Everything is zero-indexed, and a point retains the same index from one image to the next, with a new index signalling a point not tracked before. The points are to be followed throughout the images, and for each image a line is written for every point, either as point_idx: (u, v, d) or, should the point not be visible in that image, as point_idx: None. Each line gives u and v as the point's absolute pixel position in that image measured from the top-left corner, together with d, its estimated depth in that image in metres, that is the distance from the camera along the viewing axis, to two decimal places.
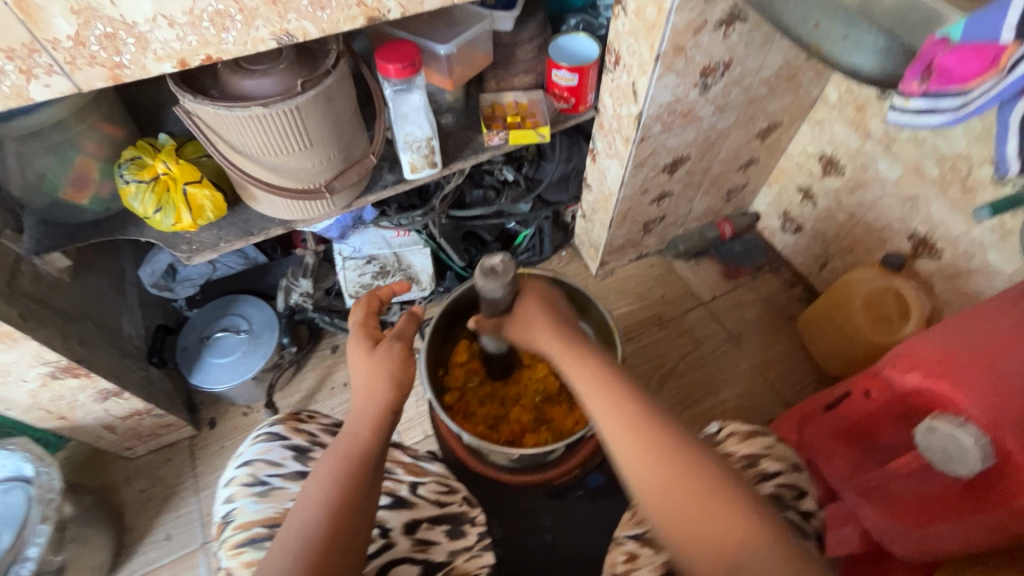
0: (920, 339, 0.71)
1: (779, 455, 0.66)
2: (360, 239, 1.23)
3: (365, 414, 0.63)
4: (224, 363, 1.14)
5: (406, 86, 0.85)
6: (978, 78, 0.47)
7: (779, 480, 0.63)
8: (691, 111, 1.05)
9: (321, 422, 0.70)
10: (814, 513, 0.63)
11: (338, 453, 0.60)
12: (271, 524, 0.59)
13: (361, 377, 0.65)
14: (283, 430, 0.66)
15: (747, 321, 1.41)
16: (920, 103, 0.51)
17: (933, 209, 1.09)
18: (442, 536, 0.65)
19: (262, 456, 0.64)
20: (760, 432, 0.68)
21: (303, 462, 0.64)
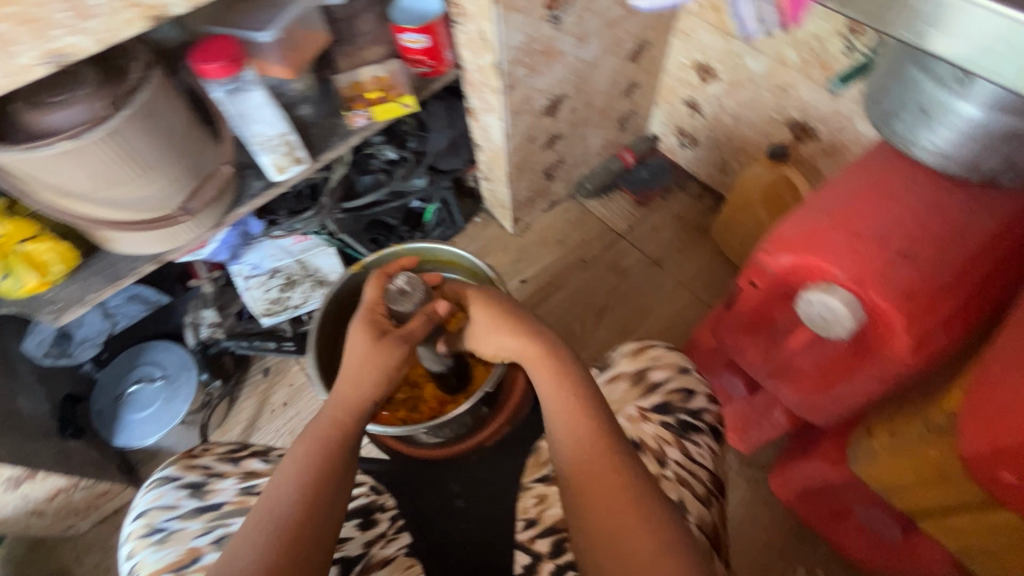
0: (790, 218, 0.70)
1: (666, 363, 0.70)
2: (257, 255, 1.15)
3: (343, 399, 0.63)
4: (146, 417, 1.09)
5: (238, 84, 0.79)
6: None
7: (668, 386, 0.68)
8: (551, 48, 1.03)
9: (217, 452, 0.69)
10: (705, 408, 0.67)
11: (316, 437, 0.61)
12: (176, 568, 0.58)
13: (355, 360, 0.63)
14: (176, 471, 0.66)
15: (665, 243, 1.43)
16: None
17: (802, 93, 1.11)
18: (355, 530, 0.66)
19: (156, 503, 0.63)
20: (649, 345, 0.72)
21: (199, 497, 0.64)
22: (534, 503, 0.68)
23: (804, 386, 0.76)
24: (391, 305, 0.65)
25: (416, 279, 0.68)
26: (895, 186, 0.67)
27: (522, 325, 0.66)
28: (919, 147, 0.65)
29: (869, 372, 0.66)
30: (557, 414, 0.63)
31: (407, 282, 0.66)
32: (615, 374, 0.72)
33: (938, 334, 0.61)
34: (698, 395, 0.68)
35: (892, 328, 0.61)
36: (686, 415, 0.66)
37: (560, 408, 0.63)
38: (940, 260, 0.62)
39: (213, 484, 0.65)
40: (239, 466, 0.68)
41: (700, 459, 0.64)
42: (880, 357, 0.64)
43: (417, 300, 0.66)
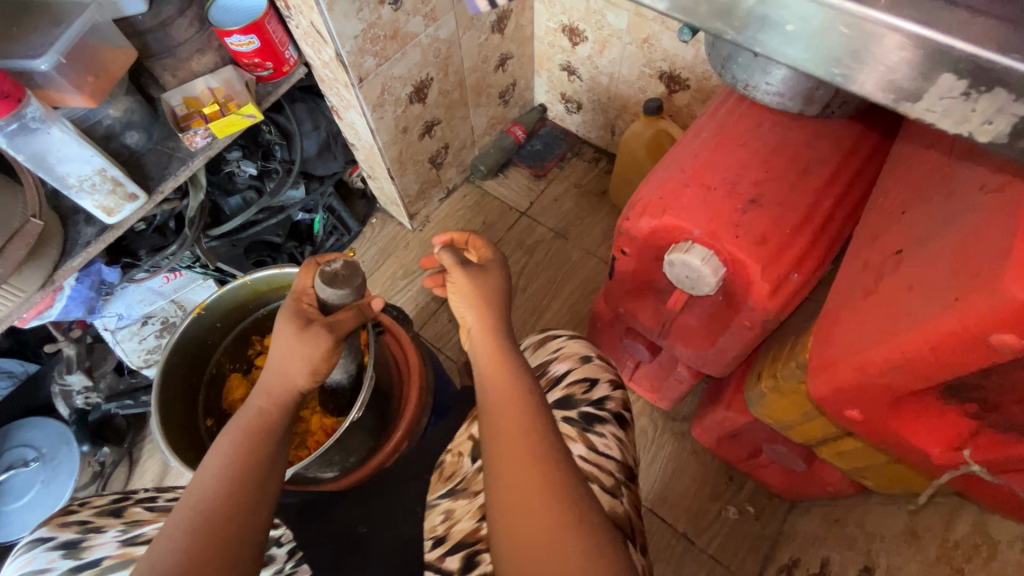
0: (647, 182, 0.68)
1: (568, 354, 0.72)
2: (122, 303, 1.03)
3: (270, 389, 0.59)
4: (25, 503, 0.98)
5: (23, 125, 0.68)
6: None
7: (569, 378, 0.69)
8: (398, 31, 0.96)
9: (95, 508, 0.66)
10: (608, 396, 0.68)
11: (243, 425, 0.56)
12: None
13: (282, 352, 0.59)
14: (48, 532, 0.61)
15: (567, 214, 1.42)
16: None
17: (664, 44, 1.10)
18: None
19: (26, 568, 0.58)
20: (552, 336, 0.75)
21: (74, 557, 0.59)
22: (441, 519, 0.62)
23: (694, 343, 0.76)
24: (323, 294, 0.62)
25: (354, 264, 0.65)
26: (739, 133, 0.67)
27: (479, 295, 0.65)
28: (756, 90, 0.63)
29: (738, 322, 0.66)
30: (488, 379, 0.61)
31: (344, 267, 0.64)
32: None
33: (793, 275, 0.61)
34: (599, 384, 0.68)
35: (750, 280, 0.60)
36: (588, 407, 0.66)
37: (492, 374, 0.61)
38: (785, 202, 0.62)
39: (90, 539, 0.61)
40: (120, 517, 0.65)
41: (607, 450, 0.63)
42: (744, 310, 0.64)
43: (353, 288, 0.63)
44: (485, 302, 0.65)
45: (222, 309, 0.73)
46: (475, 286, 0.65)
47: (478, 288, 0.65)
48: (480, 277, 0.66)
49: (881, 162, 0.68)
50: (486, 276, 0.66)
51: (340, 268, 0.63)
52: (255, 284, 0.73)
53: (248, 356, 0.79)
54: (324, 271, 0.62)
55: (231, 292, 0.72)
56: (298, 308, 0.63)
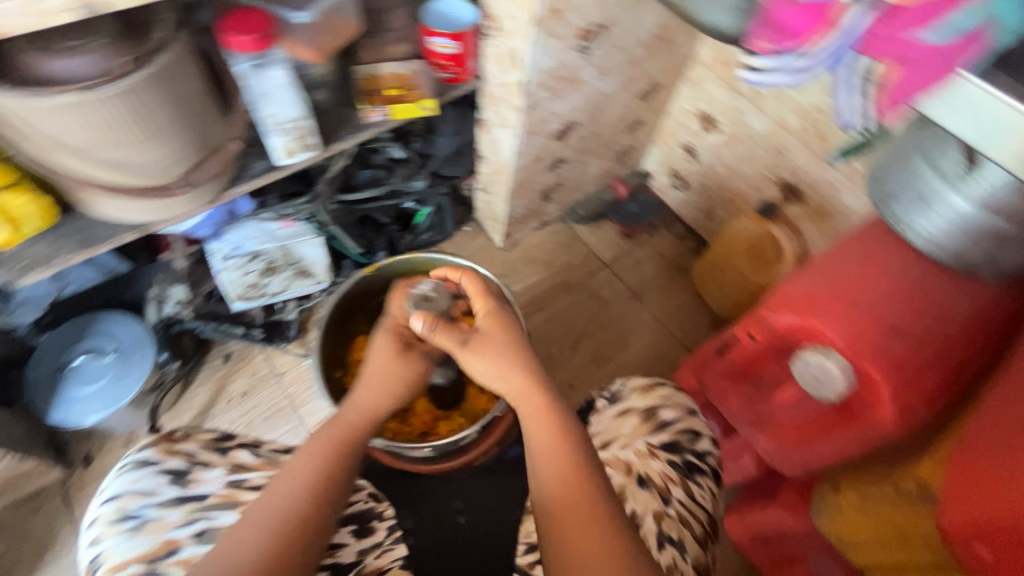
0: (792, 281, 0.74)
1: (676, 403, 0.74)
2: (239, 235, 1.11)
3: (361, 407, 0.63)
4: (92, 393, 1.01)
5: (264, 62, 0.75)
6: (810, 34, 0.56)
7: (677, 426, 0.72)
8: (576, 76, 1.04)
9: (201, 440, 0.67)
10: (710, 451, 0.71)
11: (327, 436, 0.60)
12: (148, 559, 0.57)
13: (379, 372, 0.64)
14: (155, 455, 0.64)
15: (647, 279, 1.48)
16: (768, 61, 0.59)
17: (797, 158, 1.18)
18: (350, 537, 0.62)
19: (132, 487, 0.61)
20: (660, 384, 0.76)
21: (180, 487, 0.62)
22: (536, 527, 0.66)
23: (782, 438, 0.79)
24: (416, 321, 0.62)
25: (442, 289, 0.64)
26: (887, 262, 0.72)
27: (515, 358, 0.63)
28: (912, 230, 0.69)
29: (849, 435, 0.71)
30: (541, 452, 0.60)
31: None
32: (626, 408, 0.74)
33: (920, 407, 0.66)
34: (704, 437, 0.72)
35: (879, 399, 0.66)
36: (691, 456, 0.70)
37: (551, 476, 0.59)
38: (926, 338, 0.67)
39: (195, 473, 0.64)
40: (225, 457, 0.66)
41: (702, 500, 0.68)
42: (862, 422, 0.69)
43: (442, 313, 0.62)
44: (517, 373, 0.63)
45: (380, 278, 0.83)
46: (498, 343, 0.64)
47: (510, 353, 0.64)
48: (499, 333, 0.65)
49: (1018, 326, 0.73)
50: (506, 329, 0.65)
51: None
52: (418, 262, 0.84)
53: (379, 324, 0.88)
54: (415, 298, 0.62)
55: (401, 263, 0.84)
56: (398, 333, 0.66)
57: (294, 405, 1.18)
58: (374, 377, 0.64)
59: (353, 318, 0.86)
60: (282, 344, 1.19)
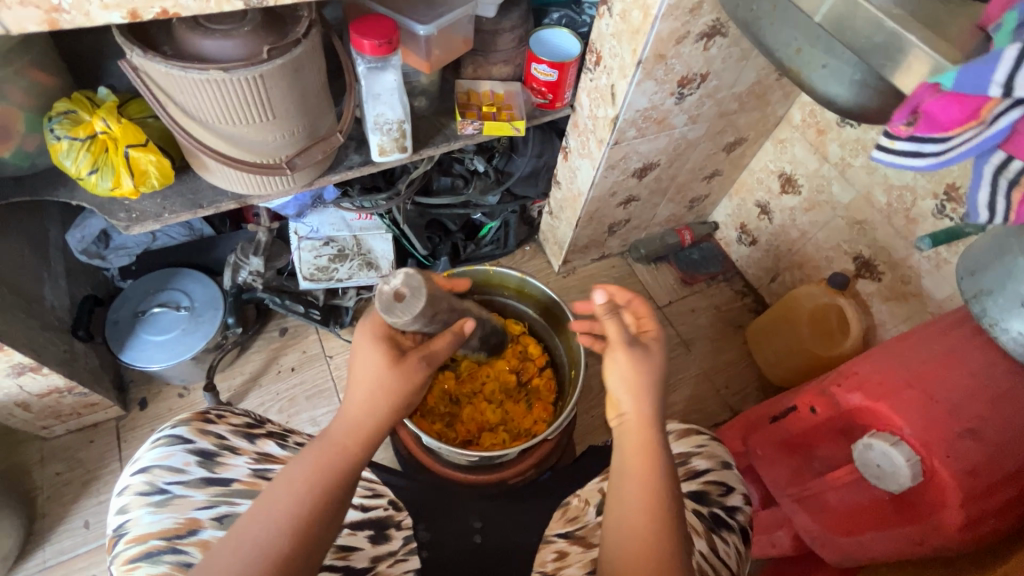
0: (865, 362, 0.73)
1: (710, 454, 0.73)
2: (318, 219, 1.17)
3: (358, 427, 0.59)
4: (160, 342, 1.07)
5: (380, 65, 0.80)
6: (959, 126, 0.42)
7: (707, 477, 0.70)
8: (666, 120, 1.05)
9: (231, 424, 0.69)
10: (740, 507, 0.69)
11: (317, 463, 0.57)
12: (170, 535, 0.57)
13: (378, 383, 0.60)
14: (188, 434, 0.65)
15: (698, 328, 1.45)
16: (904, 146, 0.46)
17: (878, 234, 1.15)
18: (365, 541, 0.63)
19: (162, 462, 0.62)
20: (696, 432, 0.75)
21: (208, 468, 0.63)
22: (553, 557, 0.64)
23: (830, 523, 0.75)
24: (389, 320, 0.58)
25: (417, 281, 0.58)
26: (971, 360, 0.68)
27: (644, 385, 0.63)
28: (1000, 331, 0.65)
29: (904, 533, 0.66)
30: (628, 486, 0.60)
31: (405, 286, 0.57)
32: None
33: (990, 521, 0.61)
34: (734, 492, 0.70)
35: (946, 502, 0.62)
36: (719, 509, 0.68)
37: (635, 506, 0.58)
38: (1006, 447, 0.63)
39: (224, 457, 0.65)
40: (253, 445, 0.68)
41: (726, 556, 0.65)
42: (923, 522, 0.64)
43: (414, 310, 0.57)
44: (644, 395, 0.62)
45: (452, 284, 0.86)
46: (635, 369, 0.63)
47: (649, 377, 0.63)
48: (639, 358, 0.63)
49: None
50: (647, 359, 0.63)
51: (402, 287, 0.57)
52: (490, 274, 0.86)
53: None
54: (382, 295, 0.57)
55: (474, 273, 0.85)
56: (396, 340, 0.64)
57: (338, 389, 1.21)
58: (363, 388, 0.60)
59: None
60: (336, 328, 1.24)
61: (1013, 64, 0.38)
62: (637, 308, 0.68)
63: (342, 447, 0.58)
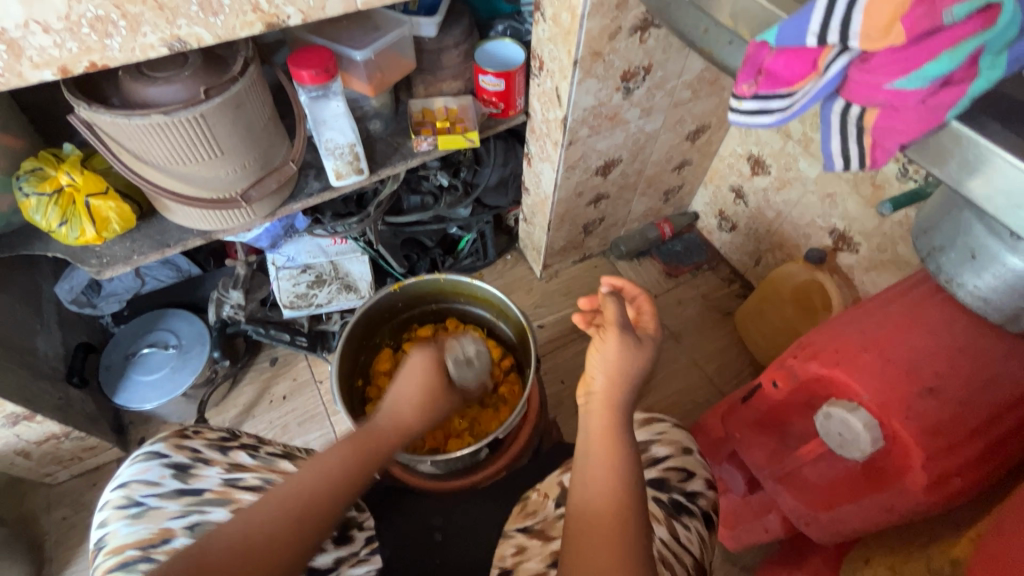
0: (823, 330, 0.72)
1: (670, 440, 0.71)
2: (295, 248, 1.20)
3: (398, 422, 0.65)
4: (152, 381, 1.10)
5: (323, 92, 0.84)
6: (802, 80, 0.48)
7: (668, 463, 0.69)
8: (617, 115, 1.07)
9: (207, 437, 0.69)
10: (701, 492, 0.67)
11: (362, 443, 0.62)
12: (145, 546, 0.57)
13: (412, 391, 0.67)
14: (165, 448, 0.65)
15: (686, 319, 1.44)
16: (752, 104, 0.51)
17: (849, 205, 1.13)
18: (327, 542, 0.63)
19: (139, 476, 0.62)
20: (658, 418, 0.74)
21: (183, 480, 0.63)
22: (512, 552, 0.63)
23: (809, 500, 0.74)
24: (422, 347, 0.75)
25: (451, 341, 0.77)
26: (931, 319, 0.67)
27: (632, 369, 0.63)
28: (960, 287, 0.63)
29: (877, 501, 0.65)
30: (591, 456, 0.60)
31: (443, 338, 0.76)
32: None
33: (955, 478, 0.60)
34: (695, 477, 0.68)
35: (909, 464, 0.61)
36: (679, 495, 0.66)
37: (598, 474, 0.58)
38: (967, 404, 0.61)
39: (198, 468, 0.65)
40: (227, 456, 0.68)
41: (687, 543, 0.62)
42: (893, 487, 0.63)
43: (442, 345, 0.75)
44: (624, 374, 0.63)
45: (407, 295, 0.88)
46: (624, 355, 0.63)
47: (637, 356, 0.64)
48: (631, 346, 0.64)
49: None
50: (639, 349, 0.64)
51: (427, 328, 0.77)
52: (442, 283, 0.89)
53: (402, 338, 0.94)
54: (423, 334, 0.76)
55: (427, 284, 0.88)
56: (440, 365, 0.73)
57: (329, 412, 1.23)
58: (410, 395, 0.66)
59: (378, 330, 0.91)
60: (323, 353, 1.27)
61: (824, 14, 0.43)
62: (641, 303, 0.71)
63: (386, 440, 0.64)
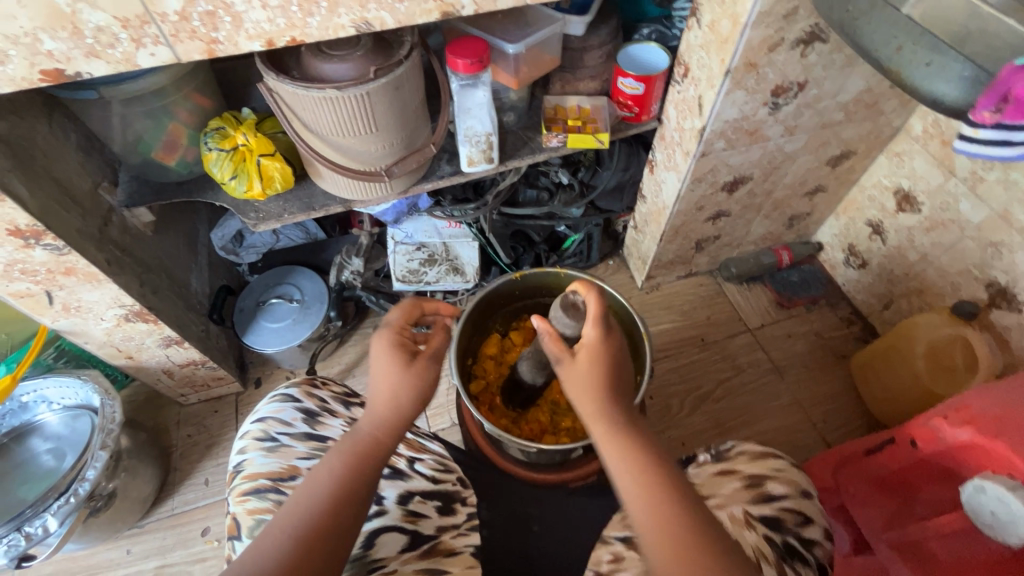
0: (984, 396, 0.68)
1: (786, 479, 0.67)
2: (413, 226, 1.27)
3: (387, 419, 0.64)
4: (275, 329, 1.21)
5: (472, 82, 0.88)
6: None
7: (784, 503, 0.65)
8: (758, 131, 1.01)
9: (333, 391, 0.78)
10: (818, 542, 0.64)
11: (350, 446, 0.62)
12: (275, 477, 0.64)
13: (386, 375, 0.65)
14: (297, 394, 0.74)
15: (794, 355, 1.34)
16: (990, 134, 0.49)
17: (1018, 258, 1.00)
18: (433, 510, 0.69)
19: (275, 414, 0.70)
20: (772, 454, 0.70)
21: (312, 425, 0.71)
22: (609, 559, 0.65)
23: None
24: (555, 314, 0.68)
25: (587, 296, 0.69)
26: None
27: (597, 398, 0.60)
28: None
29: None
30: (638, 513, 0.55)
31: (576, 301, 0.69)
32: (729, 468, 0.70)
33: None
34: (813, 524, 0.65)
35: None
36: (795, 540, 0.63)
37: (663, 556, 0.52)
38: None
39: (325, 418, 0.73)
40: (348, 411, 0.76)
41: None
42: None
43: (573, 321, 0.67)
44: (589, 398, 0.60)
45: (526, 284, 0.90)
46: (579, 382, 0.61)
47: (598, 372, 0.61)
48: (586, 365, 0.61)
49: None
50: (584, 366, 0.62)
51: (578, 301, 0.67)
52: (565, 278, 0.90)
53: (512, 327, 0.95)
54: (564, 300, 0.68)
55: (548, 276, 0.89)
56: (399, 338, 0.68)
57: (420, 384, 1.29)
58: (382, 386, 0.65)
59: (495, 313, 0.93)
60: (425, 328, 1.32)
61: None
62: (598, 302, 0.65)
63: (375, 443, 0.63)
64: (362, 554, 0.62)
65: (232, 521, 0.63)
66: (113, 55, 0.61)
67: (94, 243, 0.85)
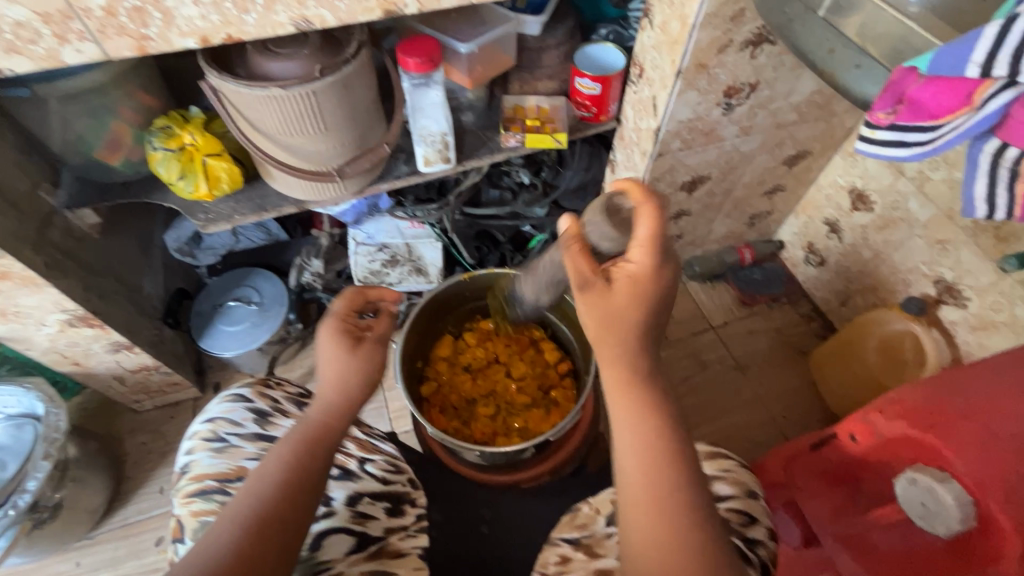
0: (918, 387, 0.69)
1: (735, 480, 0.68)
2: (375, 227, 1.27)
3: (334, 405, 0.63)
4: (232, 332, 1.19)
5: (424, 81, 0.87)
6: (951, 114, 0.45)
7: (729, 505, 0.66)
8: (713, 131, 1.03)
9: (286, 390, 0.74)
10: (762, 542, 0.63)
11: (301, 435, 0.60)
12: (221, 478, 0.63)
13: (334, 366, 0.64)
14: (249, 394, 0.71)
15: (756, 352, 1.36)
16: (886, 135, 0.51)
17: (963, 256, 1.04)
18: (382, 512, 0.68)
19: (225, 415, 0.68)
20: (722, 454, 0.70)
21: (261, 426, 0.68)
22: (556, 561, 0.66)
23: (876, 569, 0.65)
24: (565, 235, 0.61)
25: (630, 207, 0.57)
26: None
27: (625, 338, 0.52)
28: None
29: None
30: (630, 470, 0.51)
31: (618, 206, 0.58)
32: None
33: None
34: (758, 525, 0.65)
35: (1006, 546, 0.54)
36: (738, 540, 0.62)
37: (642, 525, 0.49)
38: None
39: (277, 419, 0.70)
40: (302, 411, 0.73)
41: None
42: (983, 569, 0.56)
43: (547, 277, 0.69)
44: (615, 339, 0.52)
45: (474, 286, 0.89)
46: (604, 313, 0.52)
47: (633, 309, 0.51)
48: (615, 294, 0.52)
49: None
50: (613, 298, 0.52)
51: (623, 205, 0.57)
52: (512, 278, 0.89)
53: (464, 327, 0.95)
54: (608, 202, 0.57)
55: (495, 277, 0.88)
56: (348, 327, 0.68)
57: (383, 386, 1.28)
58: (329, 373, 0.64)
59: (444, 316, 0.93)
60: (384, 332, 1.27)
61: (990, 43, 0.40)
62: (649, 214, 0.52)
63: (326, 428, 0.62)
64: (309, 556, 0.62)
65: (177, 522, 0.62)
66: (35, 51, 0.59)
67: (31, 245, 0.82)
